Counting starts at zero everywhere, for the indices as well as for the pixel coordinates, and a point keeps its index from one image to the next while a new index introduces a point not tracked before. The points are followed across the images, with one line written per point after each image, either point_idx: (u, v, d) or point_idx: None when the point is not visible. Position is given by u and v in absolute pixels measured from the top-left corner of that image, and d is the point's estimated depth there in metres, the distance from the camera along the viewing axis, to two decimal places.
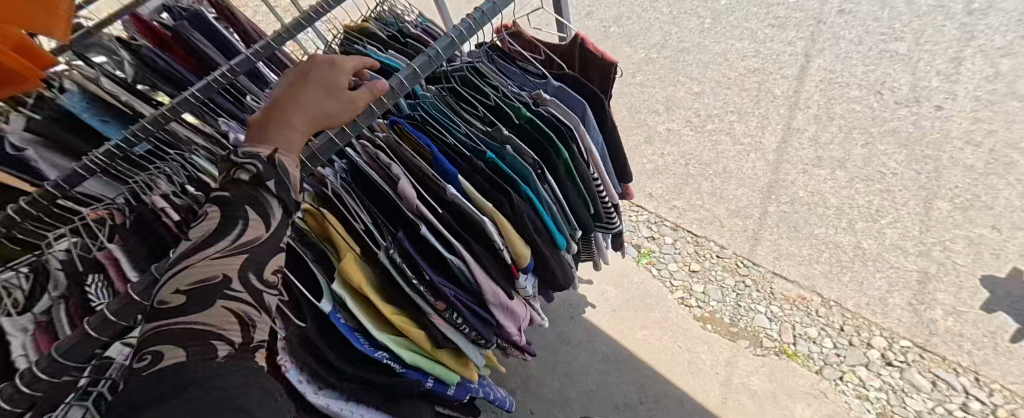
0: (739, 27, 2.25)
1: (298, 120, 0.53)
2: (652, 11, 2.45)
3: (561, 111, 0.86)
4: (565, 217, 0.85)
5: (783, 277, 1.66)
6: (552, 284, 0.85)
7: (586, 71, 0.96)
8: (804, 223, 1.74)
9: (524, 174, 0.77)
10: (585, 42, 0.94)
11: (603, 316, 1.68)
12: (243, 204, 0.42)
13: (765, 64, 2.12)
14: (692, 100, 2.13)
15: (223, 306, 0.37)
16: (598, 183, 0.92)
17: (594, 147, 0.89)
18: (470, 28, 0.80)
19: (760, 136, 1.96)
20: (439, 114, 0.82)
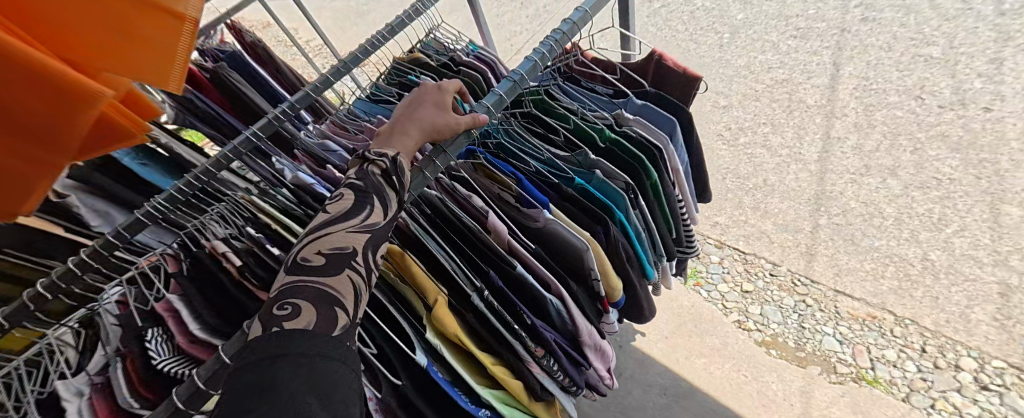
0: (760, 40, 2.18)
1: (412, 132, 0.64)
2: (667, 30, 2.41)
3: (645, 129, 0.85)
4: (651, 241, 0.86)
5: (848, 296, 1.53)
6: (638, 311, 0.86)
7: (662, 86, 0.91)
8: (861, 235, 1.63)
9: (616, 200, 0.77)
10: (665, 58, 0.89)
11: (657, 345, 1.56)
12: (371, 194, 0.54)
13: (792, 75, 2.04)
14: (721, 113, 2.04)
15: (349, 276, 0.46)
16: (682, 204, 0.91)
17: (680, 165, 0.87)
18: (551, 49, 0.81)
19: (798, 148, 1.87)
20: (517, 144, 0.86)
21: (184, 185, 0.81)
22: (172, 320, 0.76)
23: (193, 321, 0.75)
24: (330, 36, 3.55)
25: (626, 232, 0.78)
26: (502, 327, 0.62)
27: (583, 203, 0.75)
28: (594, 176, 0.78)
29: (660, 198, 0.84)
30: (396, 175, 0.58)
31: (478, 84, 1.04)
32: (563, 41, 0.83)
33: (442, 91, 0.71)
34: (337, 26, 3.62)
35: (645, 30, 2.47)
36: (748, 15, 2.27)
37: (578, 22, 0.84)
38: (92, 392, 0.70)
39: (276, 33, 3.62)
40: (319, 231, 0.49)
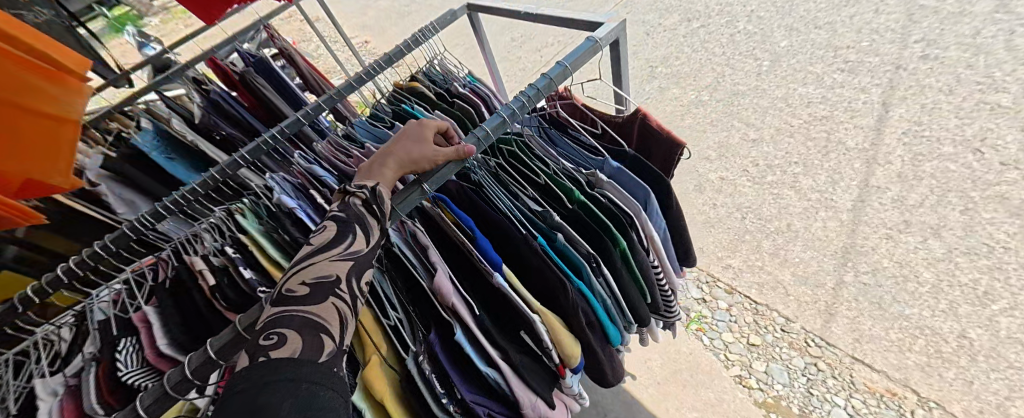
0: (802, 70, 2.05)
1: (390, 166, 0.61)
2: (703, 53, 2.30)
3: (619, 193, 0.82)
4: (619, 308, 0.82)
5: (866, 365, 1.39)
6: (603, 378, 0.80)
7: (647, 147, 0.91)
8: (891, 300, 1.48)
9: (578, 267, 0.75)
10: (649, 118, 0.88)
11: (647, 390, 1.47)
12: (354, 222, 0.50)
13: (833, 112, 1.89)
14: (749, 147, 1.92)
15: (333, 305, 0.42)
16: (658, 270, 0.88)
17: (655, 232, 0.84)
18: (523, 105, 0.77)
19: (831, 194, 1.72)
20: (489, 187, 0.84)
21: (200, 184, 0.82)
22: (144, 331, 0.72)
23: (161, 335, 0.71)
24: (371, 31, 3.61)
25: (587, 298, 0.75)
26: (431, 398, 0.60)
27: (547, 264, 0.72)
28: (557, 238, 0.76)
29: (629, 266, 0.82)
30: (377, 204, 0.54)
31: (470, 117, 1.02)
32: (537, 97, 0.80)
33: (428, 124, 0.67)
34: (378, 23, 3.69)
35: (680, 51, 2.37)
36: (793, 43, 2.15)
37: (555, 78, 0.81)
38: (65, 394, 0.65)
39: (325, 29, 3.77)
40: (302, 262, 0.46)
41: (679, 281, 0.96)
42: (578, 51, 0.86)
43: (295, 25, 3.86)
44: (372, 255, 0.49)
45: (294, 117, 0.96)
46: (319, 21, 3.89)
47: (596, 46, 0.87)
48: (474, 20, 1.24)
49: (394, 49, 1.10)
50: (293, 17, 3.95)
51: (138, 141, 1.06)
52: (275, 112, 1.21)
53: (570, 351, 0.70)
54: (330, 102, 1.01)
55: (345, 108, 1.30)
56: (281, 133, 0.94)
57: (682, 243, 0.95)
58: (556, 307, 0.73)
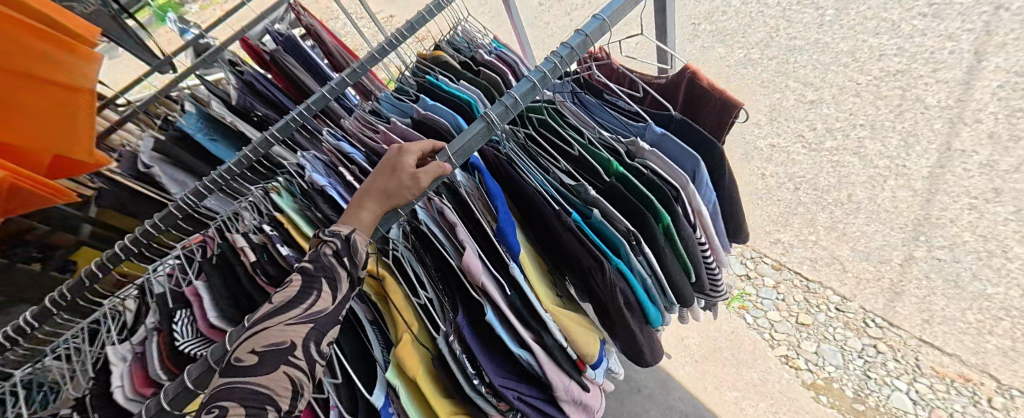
0: (881, 9, 1.48)
1: (373, 204, 0.57)
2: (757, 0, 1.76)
3: (661, 166, 0.78)
4: (658, 287, 0.80)
5: (933, 347, 1.36)
6: (641, 358, 0.80)
7: (697, 110, 0.86)
8: (970, 278, 1.37)
9: (616, 246, 0.74)
10: (699, 75, 0.83)
11: (685, 369, 1.45)
12: (321, 276, 0.49)
13: (912, 64, 1.42)
14: (803, 109, 1.66)
15: (283, 374, 0.43)
16: (704, 247, 0.85)
17: (702, 205, 0.79)
18: (555, 67, 0.72)
19: (903, 161, 1.48)
20: (521, 159, 0.82)
21: (234, 165, 0.85)
22: (196, 304, 0.79)
23: (211, 308, 0.77)
24: (397, 4, 3.56)
25: (624, 276, 0.74)
26: (462, 378, 0.62)
27: (583, 241, 0.72)
28: (593, 216, 0.75)
29: (672, 243, 0.79)
30: (350, 256, 0.52)
31: (496, 86, 1.05)
32: (572, 57, 0.73)
33: (408, 152, 0.60)
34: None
35: None
36: None
37: (591, 34, 0.73)
38: (133, 360, 0.74)
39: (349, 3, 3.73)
40: (258, 324, 0.45)
41: (728, 258, 0.91)
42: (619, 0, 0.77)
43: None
44: (337, 313, 0.50)
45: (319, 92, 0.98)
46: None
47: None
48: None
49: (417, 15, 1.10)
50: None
51: (183, 123, 1.11)
52: (306, 91, 1.22)
53: (591, 349, 0.70)
54: (354, 76, 1.02)
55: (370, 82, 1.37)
56: (308, 109, 0.97)
57: (733, 214, 0.90)
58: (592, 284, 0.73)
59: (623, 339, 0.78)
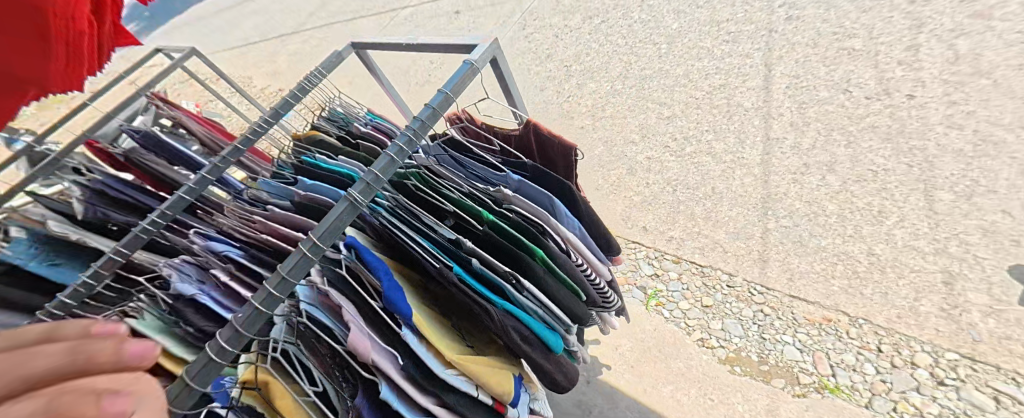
0: (694, 46, 2.42)
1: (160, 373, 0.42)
2: (608, 44, 2.58)
3: (526, 206, 0.98)
4: (552, 315, 0.91)
5: (803, 300, 1.60)
6: (556, 385, 0.88)
7: (546, 152, 1.08)
8: (808, 237, 1.74)
9: (499, 287, 0.85)
10: (541, 126, 1.04)
11: (623, 376, 1.53)
12: (173, 407, 0.54)
13: (727, 79, 2.18)
14: (665, 124, 2.15)
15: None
16: (582, 266, 1.01)
17: (569, 232, 0.99)
18: (409, 140, 0.88)
19: (741, 152, 1.97)
20: (405, 224, 0.93)
21: (69, 298, 0.73)
22: None
23: None
24: None
25: (516, 315, 0.84)
26: None
27: (464, 290, 0.80)
28: (476, 265, 0.86)
29: (550, 270, 0.93)
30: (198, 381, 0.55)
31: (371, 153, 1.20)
32: (423, 128, 0.90)
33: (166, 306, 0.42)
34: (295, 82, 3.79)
35: (588, 46, 2.63)
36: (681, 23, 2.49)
37: (435, 107, 0.93)
38: None
39: (240, 100, 3.74)
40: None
41: (609, 272, 1.07)
42: (455, 79, 0.99)
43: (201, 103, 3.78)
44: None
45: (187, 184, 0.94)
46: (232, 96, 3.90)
47: (472, 68, 1.02)
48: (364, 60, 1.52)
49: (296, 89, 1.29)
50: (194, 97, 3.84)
51: (9, 253, 0.90)
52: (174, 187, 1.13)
53: (503, 388, 0.74)
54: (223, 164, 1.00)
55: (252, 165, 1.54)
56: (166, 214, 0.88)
57: (600, 232, 1.08)
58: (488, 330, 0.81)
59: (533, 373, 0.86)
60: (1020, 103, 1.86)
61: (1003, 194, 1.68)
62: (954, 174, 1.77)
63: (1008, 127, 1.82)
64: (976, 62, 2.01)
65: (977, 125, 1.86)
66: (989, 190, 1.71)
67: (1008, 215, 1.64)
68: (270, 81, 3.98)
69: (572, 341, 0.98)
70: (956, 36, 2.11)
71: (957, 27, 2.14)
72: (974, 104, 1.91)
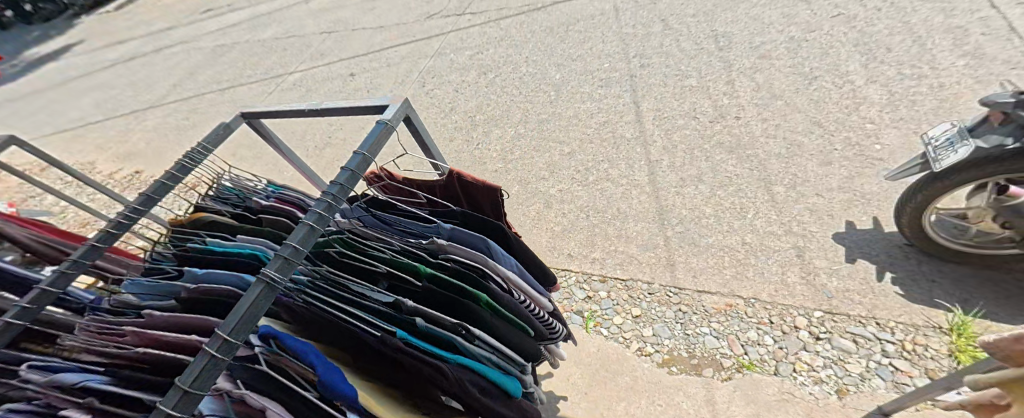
0: (577, 92, 3.09)
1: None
2: (505, 95, 3.24)
3: (462, 252, 1.02)
4: (506, 358, 0.94)
5: (708, 292, 1.98)
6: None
7: (475, 195, 1.11)
8: (698, 238, 2.18)
9: (450, 339, 0.88)
10: (464, 175, 1.09)
11: (579, 406, 1.75)
12: None
13: (608, 116, 2.87)
14: (567, 159, 2.68)
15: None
16: (527, 303, 1.06)
17: (508, 271, 1.03)
18: (328, 206, 0.91)
19: (632, 175, 2.51)
20: (334, 295, 0.95)
21: None
22: None
23: None
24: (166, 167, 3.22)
25: (469, 365, 0.86)
26: None
27: (411, 352, 0.82)
28: (418, 322, 0.88)
29: (498, 312, 0.97)
30: None
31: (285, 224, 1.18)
32: (342, 191, 0.95)
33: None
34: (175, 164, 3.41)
35: (488, 99, 3.25)
36: (562, 74, 3.28)
37: (356, 168, 0.97)
38: None
39: (85, 192, 3.14)
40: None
41: (550, 300, 1.14)
42: (372, 135, 1.04)
43: (19, 202, 3.08)
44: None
45: (19, 305, 0.92)
46: (70, 187, 3.24)
47: (387, 127, 1.07)
48: (261, 129, 1.44)
49: (176, 166, 1.21)
50: (17, 196, 3.15)
51: None
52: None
53: None
54: (62, 279, 0.99)
55: (108, 263, 1.35)
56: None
57: (537, 266, 1.13)
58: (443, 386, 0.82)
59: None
60: (805, 115, 2.57)
61: (815, 181, 2.28)
62: (780, 171, 2.35)
63: (802, 132, 2.49)
64: (771, 89, 2.76)
65: (784, 134, 2.51)
66: (805, 180, 2.30)
67: (822, 196, 2.22)
68: (135, 166, 3.49)
69: (529, 379, 1.00)
70: (755, 72, 2.88)
71: (754, 65, 2.92)
72: (779, 119, 2.59)
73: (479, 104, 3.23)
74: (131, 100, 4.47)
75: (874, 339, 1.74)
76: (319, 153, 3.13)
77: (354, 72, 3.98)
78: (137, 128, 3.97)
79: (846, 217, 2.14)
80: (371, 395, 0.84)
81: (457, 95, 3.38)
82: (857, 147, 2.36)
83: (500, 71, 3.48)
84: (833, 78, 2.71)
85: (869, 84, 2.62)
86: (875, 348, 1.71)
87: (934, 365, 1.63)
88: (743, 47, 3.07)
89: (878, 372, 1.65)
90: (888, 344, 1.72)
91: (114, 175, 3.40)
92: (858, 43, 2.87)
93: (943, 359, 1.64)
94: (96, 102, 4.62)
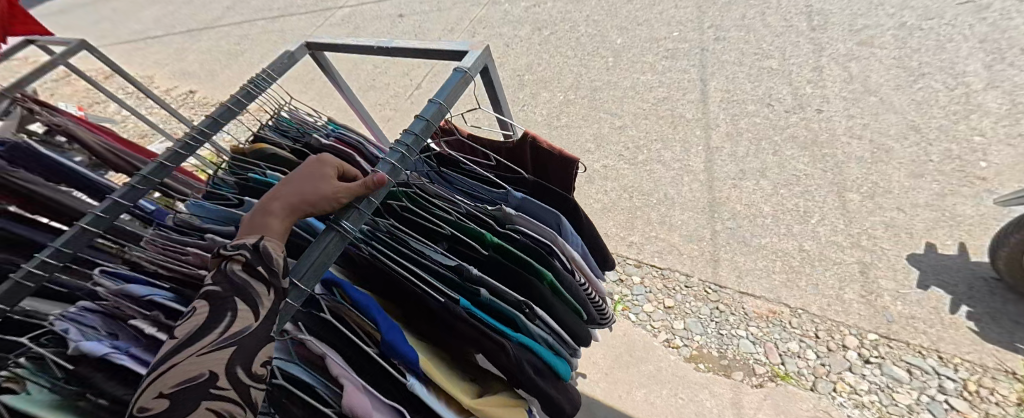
0: (638, 62, 2.87)
1: (280, 212, 0.62)
2: (561, 56, 3.06)
3: (530, 225, 0.94)
4: (559, 340, 0.90)
5: (751, 295, 1.85)
6: (564, 415, 0.84)
7: (548, 166, 1.01)
8: (749, 237, 2.02)
9: (513, 313, 0.82)
10: (539, 139, 0.98)
11: (598, 385, 1.72)
12: (233, 296, 0.54)
13: (670, 92, 2.65)
14: (618, 133, 2.53)
15: (206, 408, 0.47)
16: (585, 286, 1.04)
17: (574, 252, 0.98)
18: (400, 158, 0.82)
19: (687, 160, 2.33)
20: (395, 250, 0.88)
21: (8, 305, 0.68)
22: None
23: None
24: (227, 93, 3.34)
25: (529, 345, 0.80)
26: None
27: (475, 324, 0.75)
28: (483, 293, 0.82)
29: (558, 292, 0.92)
30: (261, 263, 0.57)
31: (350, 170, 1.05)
32: (415, 143, 0.86)
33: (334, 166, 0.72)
34: (228, 89, 3.58)
35: (543, 59, 3.09)
36: (625, 39, 3.05)
37: (429, 119, 0.89)
38: None
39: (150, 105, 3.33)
40: (170, 359, 0.50)
41: (603, 286, 1.10)
42: (450, 84, 0.96)
43: (86, 107, 3.34)
44: (263, 330, 0.54)
45: (93, 214, 0.79)
46: (131, 99, 3.47)
47: (466, 76, 0.99)
48: (321, 62, 1.40)
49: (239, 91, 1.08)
50: (84, 100, 3.41)
51: None
52: (64, 209, 1.00)
53: None
54: (133, 193, 0.86)
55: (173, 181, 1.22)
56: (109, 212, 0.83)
57: (598, 248, 1.10)
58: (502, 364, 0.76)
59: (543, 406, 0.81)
60: (901, 117, 2.26)
61: (897, 193, 2.02)
62: (859, 177, 2.10)
63: (894, 137, 2.19)
64: (866, 81, 2.43)
65: (872, 135, 2.22)
66: (886, 190, 2.04)
67: (902, 211, 1.97)
68: (191, 86, 3.66)
69: (575, 363, 0.97)
70: (849, 60, 2.54)
71: (849, 53, 2.58)
72: (869, 118, 2.28)
73: (530, 63, 3.08)
74: (201, 23, 4.63)
75: (932, 374, 1.56)
76: (365, 96, 3.15)
77: (409, 14, 3.89)
78: (193, 48, 4.14)
79: (927, 237, 1.89)
80: (429, 361, 0.78)
81: (512, 51, 3.23)
82: (956, 161, 2.06)
83: (559, 30, 3.28)
84: (943, 77, 2.35)
85: (987, 90, 2.24)
86: (932, 383, 1.54)
87: (997, 411, 1.45)
88: (840, 30, 2.71)
89: (928, 406, 1.49)
90: (948, 380, 1.54)
91: (169, 92, 3.61)
92: (983, 39, 2.45)
93: (1009, 407, 1.46)
94: (163, 18, 4.80)
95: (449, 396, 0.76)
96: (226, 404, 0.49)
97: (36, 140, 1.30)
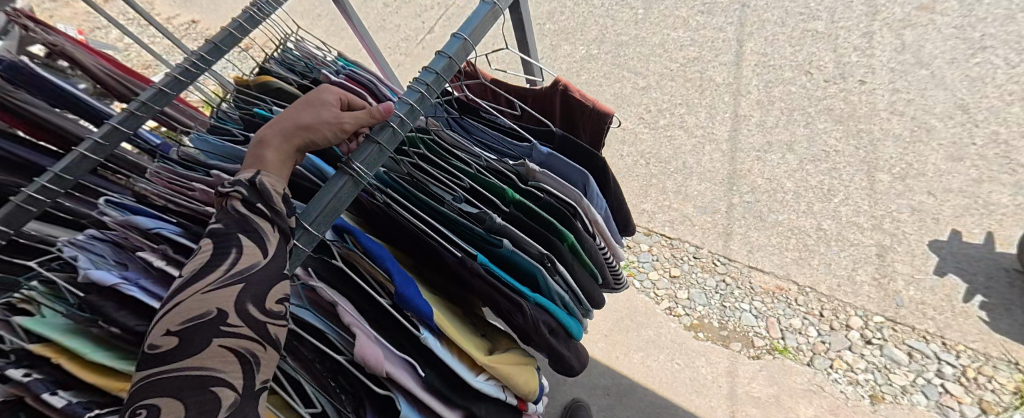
0: (670, 16, 2.67)
1: (276, 141, 0.59)
2: (587, 5, 2.85)
3: (555, 183, 0.89)
4: (573, 301, 0.89)
5: (759, 270, 1.83)
6: (573, 373, 0.83)
7: (579, 115, 0.95)
8: (767, 212, 1.96)
9: (531, 271, 0.80)
10: (569, 87, 0.92)
11: (597, 346, 1.75)
12: (237, 233, 0.50)
13: (702, 53, 2.48)
14: (640, 94, 2.41)
15: (219, 345, 0.43)
16: (604, 249, 1.00)
17: (598, 214, 0.92)
18: (420, 97, 0.74)
19: (711, 128, 2.22)
20: (412, 197, 0.83)
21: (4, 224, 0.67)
22: None
23: None
24: None
25: (545, 305, 0.79)
26: None
27: (493, 281, 0.73)
28: (502, 247, 0.78)
29: (578, 255, 0.89)
30: (260, 200, 0.53)
31: None
32: (438, 81, 0.78)
33: (324, 88, 0.68)
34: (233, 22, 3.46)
35: (568, 5, 2.88)
36: None
37: (454, 56, 0.80)
38: None
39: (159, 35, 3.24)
40: (176, 297, 0.46)
41: (621, 249, 1.05)
42: (477, 17, 0.87)
43: (86, 32, 3.28)
44: (273, 268, 0.50)
45: (91, 140, 0.77)
46: (132, 26, 3.39)
47: (494, 9, 0.89)
48: None
49: (244, 15, 1.01)
50: (85, 25, 3.35)
51: None
52: (67, 136, 0.96)
53: (514, 379, 0.77)
54: (134, 120, 0.83)
55: (176, 112, 1.19)
56: (106, 140, 0.79)
57: (622, 214, 1.04)
58: (515, 322, 0.74)
59: (552, 362, 0.81)
60: (949, 94, 2.09)
61: (930, 177, 1.92)
62: (892, 157, 1.99)
63: (939, 115, 2.05)
64: (918, 53, 2.23)
65: (915, 112, 2.07)
66: (919, 172, 1.93)
67: (932, 196, 1.88)
68: (193, 16, 3.54)
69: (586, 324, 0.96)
70: (903, 27, 2.32)
71: (905, 18, 2.35)
72: (914, 93, 2.12)
73: (553, 10, 2.87)
74: None
75: (932, 358, 1.55)
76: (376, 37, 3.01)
77: None
78: None
79: (954, 224, 1.81)
80: (442, 314, 0.76)
81: None
82: (1000, 146, 1.93)
83: None
84: (1006, 53, 2.15)
85: None
86: (932, 367, 1.53)
87: (991, 398, 1.46)
88: None
89: (923, 389, 1.50)
90: (947, 365, 1.53)
91: (170, 21, 3.50)
92: None
93: (1005, 395, 1.46)
94: None
95: (461, 350, 0.74)
96: (241, 343, 0.44)
97: (42, 64, 1.28)
